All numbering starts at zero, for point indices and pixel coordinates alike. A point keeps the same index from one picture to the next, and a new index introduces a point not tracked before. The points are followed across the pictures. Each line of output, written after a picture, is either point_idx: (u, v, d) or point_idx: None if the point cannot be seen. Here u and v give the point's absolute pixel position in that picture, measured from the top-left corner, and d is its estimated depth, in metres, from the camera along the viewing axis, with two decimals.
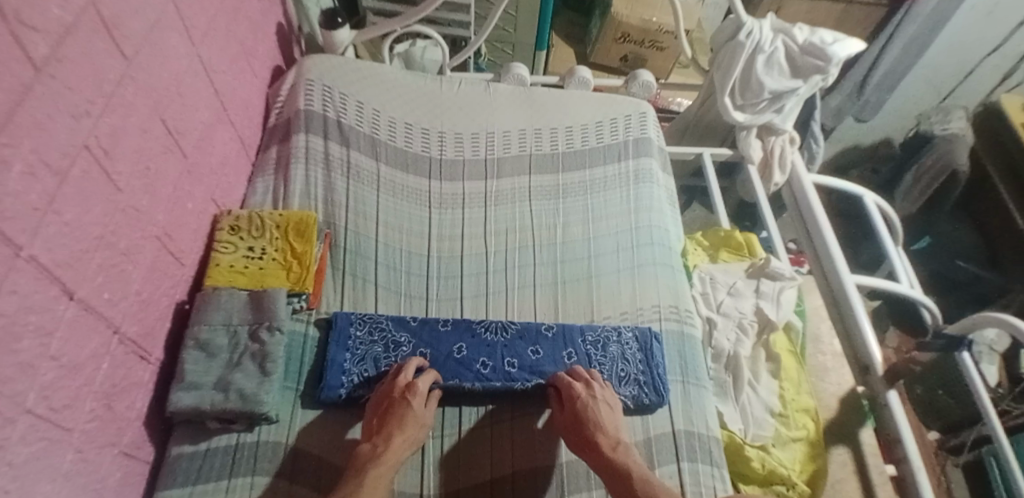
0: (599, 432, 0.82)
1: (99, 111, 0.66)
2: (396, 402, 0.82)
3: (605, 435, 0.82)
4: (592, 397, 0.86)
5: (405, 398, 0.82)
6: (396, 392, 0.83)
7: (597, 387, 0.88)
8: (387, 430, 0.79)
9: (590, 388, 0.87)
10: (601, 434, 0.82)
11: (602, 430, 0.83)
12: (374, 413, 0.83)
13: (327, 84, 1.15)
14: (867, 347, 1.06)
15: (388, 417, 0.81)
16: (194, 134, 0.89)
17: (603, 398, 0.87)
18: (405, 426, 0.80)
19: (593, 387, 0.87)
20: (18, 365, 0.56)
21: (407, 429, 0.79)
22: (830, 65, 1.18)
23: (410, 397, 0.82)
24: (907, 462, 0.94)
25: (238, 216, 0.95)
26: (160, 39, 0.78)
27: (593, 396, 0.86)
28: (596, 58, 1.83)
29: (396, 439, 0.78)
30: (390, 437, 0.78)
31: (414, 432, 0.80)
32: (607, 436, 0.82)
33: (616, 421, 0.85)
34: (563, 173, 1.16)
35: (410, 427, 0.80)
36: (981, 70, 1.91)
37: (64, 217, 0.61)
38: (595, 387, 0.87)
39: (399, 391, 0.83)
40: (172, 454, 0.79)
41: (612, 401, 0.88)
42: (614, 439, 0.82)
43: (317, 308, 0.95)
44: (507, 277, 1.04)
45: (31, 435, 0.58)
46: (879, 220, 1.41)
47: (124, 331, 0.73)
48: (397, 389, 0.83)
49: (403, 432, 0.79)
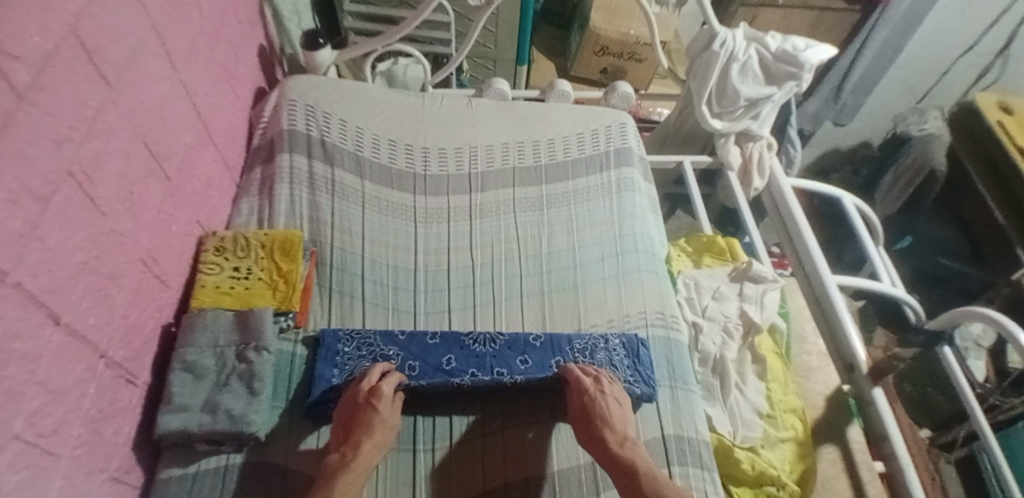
0: (605, 427, 0.84)
1: (81, 137, 0.67)
2: (362, 409, 0.82)
3: (612, 430, 0.84)
4: (601, 392, 0.87)
5: (370, 402, 0.82)
6: (361, 398, 0.83)
7: (605, 382, 0.89)
8: (354, 438, 0.80)
9: (598, 383, 0.89)
10: (607, 429, 0.84)
11: (609, 425, 0.84)
12: (341, 421, 0.83)
13: (310, 104, 1.16)
14: (851, 346, 1.08)
15: (356, 425, 0.81)
16: (177, 157, 0.90)
17: (613, 393, 0.88)
18: (372, 432, 0.80)
19: (601, 381, 0.89)
20: (6, 392, 0.56)
21: (375, 435, 0.80)
22: (802, 72, 1.20)
23: (375, 402, 0.82)
24: (896, 457, 0.95)
25: (223, 238, 0.95)
26: (141, 63, 0.79)
27: (600, 390, 0.88)
28: (576, 71, 1.86)
29: (366, 446, 0.79)
30: (359, 445, 0.79)
31: (381, 437, 0.81)
32: (614, 431, 0.84)
33: (624, 416, 0.87)
34: (547, 184, 1.18)
35: (377, 433, 0.80)
36: (955, 70, 1.96)
37: (48, 242, 0.61)
38: (603, 381, 0.89)
39: (363, 397, 0.83)
40: (161, 477, 0.79)
41: (620, 396, 0.89)
42: (621, 435, 0.84)
43: (304, 327, 0.95)
44: (494, 287, 1.05)
45: (19, 462, 0.58)
46: (859, 221, 1.43)
47: (110, 355, 0.73)
48: (361, 395, 0.84)
49: (371, 438, 0.80)
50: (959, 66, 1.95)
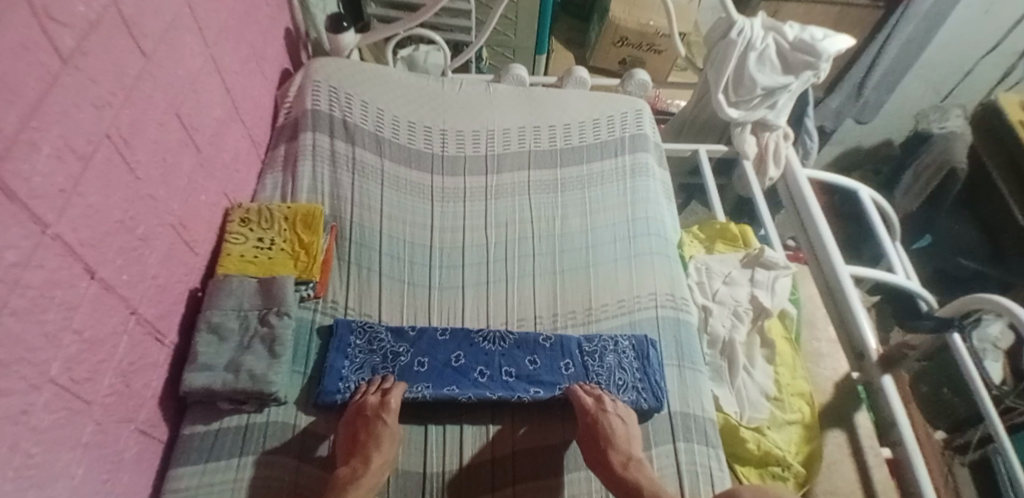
0: (610, 448, 0.83)
1: (119, 103, 0.71)
2: (371, 421, 0.82)
3: (616, 450, 0.84)
4: (604, 410, 0.87)
5: (379, 416, 0.83)
6: (370, 411, 0.83)
7: (607, 401, 0.89)
8: (364, 452, 0.80)
9: (600, 402, 0.88)
10: (612, 450, 0.83)
11: (613, 445, 0.84)
12: (348, 433, 0.83)
13: (333, 85, 1.19)
14: (862, 334, 1.08)
15: (364, 437, 0.81)
16: (207, 130, 0.94)
17: (616, 411, 0.88)
18: (381, 445, 0.81)
19: (604, 400, 0.89)
20: (45, 335, 0.60)
21: (383, 448, 0.81)
22: (820, 61, 1.21)
23: (385, 415, 0.83)
24: (903, 444, 0.95)
25: (248, 209, 0.99)
26: (176, 39, 0.83)
27: (602, 409, 0.87)
28: (595, 62, 1.87)
29: (376, 461, 0.79)
30: (369, 459, 0.79)
31: (389, 451, 0.81)
32: (619, 451, 0.83)
33: (630, 435, 0.87)
34: (561, 168, 1.20)
35: (385, 447, 0.81)
36: (980, 69, 1.94)
37: (88, 199, 0.65)
38: (605, 401, 0.89)
39: (372, 409, 0.84)
40: (185, 433, 0.83)
41: (624, 414, 0.89)
42: (626, 455, 0.84)
43: (324, 298, 0.98)
44: (507, 266, 1.07)
45: (55, 403, 0.62)
46: (875, 215, 1.42)
47: (141, 312, 0.77)
48: (370, 407, 0.84)
49: (381, 452, 0.80)
50: (983, 65, 1.93)
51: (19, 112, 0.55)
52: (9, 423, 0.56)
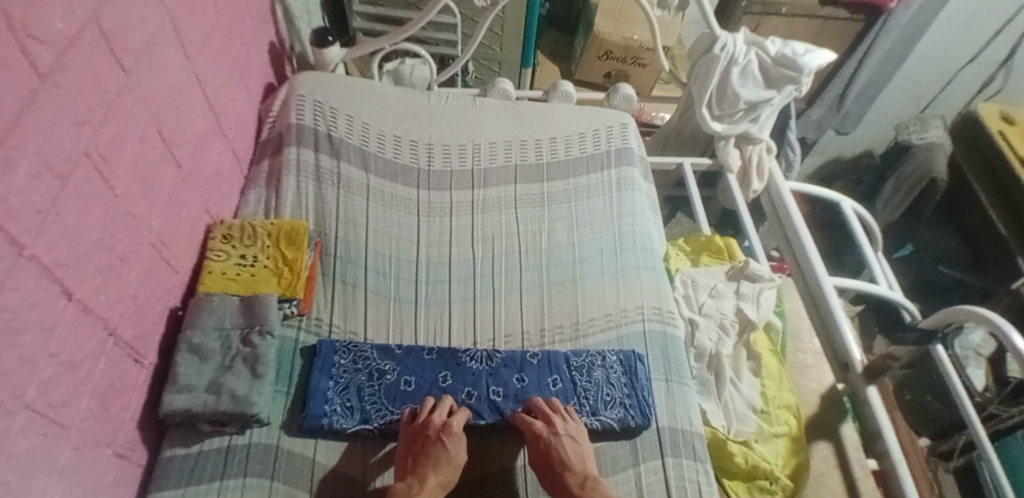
0: (565, 471, 0.83)
1: (99, 120, 0.69)
2: (430, 442, 0.82)
3: (572, 472, 0.83)
4: (556, 434, 0.85)
5: (440, 438, 0.82)
6: (431, 431, 0.83)
7: (558, 422, 0.87)
8: (421, 471, 0.81)
9: (551, 425, 0.86)
10: (568, 473, 0.83)
11: (568, 468, 0.84)
12: (408, 450, 0.84)
13: (318, 99, 1.18)
14: (846, 346, 1.09)
15: (422, 457, 0.82)
16: (189, 145, 0.92)
17: (567, 431, 0.87)
18: (438, 467, 0.82)
19: (554, 423, 0.86)
20: (20, 359, 0.58)
21: (441, 470, 0.81)
22: (802, 75, 1.22)
23: (445, 438, 0.83)
24: (889, 455, 0.96)
25: (230, 225, 0.97)
26: (156, 53, 0.82)
27: (555, 433, 0.85)
28: (580, 75, 1.88)
29: (431, 482, 0.80)
30: (425, 479, 0.80)
31: (447, 473, 0.82)
32: (575, 473, 0.83)
33: (582, 452, 0.86)
34: (548, 182, 1.20)
35: (443, 468, 0.82)
36: (959, 80, 1.98)
37: (65, 218, 0.64)
38: (556, 423, 0.87)
39: (434, 430, 0.83)
40: (165, 456, 0.81)
41: (575, 432, 0.87)
42: (582, 475, 0.83)
43: (308, 315, 0.97)
44: (494, 281, 1.07)
45: (30, 429, 0.60)
46: (858, 225, 1.44)
47: (119, 333, 0.75)
48: (431, 429, 0.84)
49: (437, 474, 0.81)
50: (962, 76, 1.96)
51: None
52: None
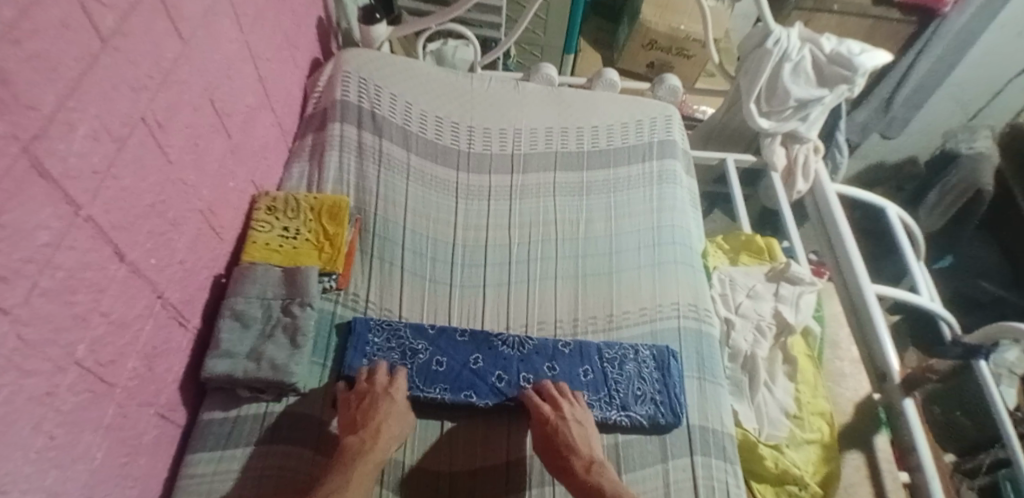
0: (571, 454, 0.82)
1: (156, 87, 0.70)
2: (379, 397, 0.83)
3: (578, 455, 0.82)
4: (562, 418, 0.85)
5: (387, 393, 0.84)
6: (378, 387, 0.85)
7: (565, 406, 0.87)
8: (372, 425, 0.80)
9: (558, 409, 0.86)
10: (573, 456, 0.82)
11: (575, 451, 0.82)
12: (349, 408, 0.83)
13: (363, 76, 1.18)
14: (884, 355, 1.06)
15: (370, 411, 0.81)
16: (239, 116, 0.93)
17: (573, 416, 0.86)
18: (389, 420, 0.81)
19: (561, 407, 0.87)
20: (73, 316, 0.60)
21: (391, 425, 0.81)
22: (857, 75, 1.18)
23: (393, 393, 0.84)
24: (921, 470, 0.94)
25: (274, 197, 0.98)
26: (213, 22, 0.83)
27: (562, 417, 0.85)
28: (624, 64, 1.85)
29: (385, 435, 0.79)
30: (378, 432, 0.79)
31: (396, 429, 0.81)
32: (581, 456, 0.82)
33: (588, 437, 0.85)
34: (588, 171, 1.18)
35: (393, 423, 0.81)
36: (1010, 90, 1.88)
37: (121, 182, 0.65)
38: (563, 407, 0.87)
39: (381, 387, 0.85)
40: (204, 419, 0.83)
41: (581, 418, 0.87)
42: (588, 459, 0.82)
43: (346, 290, 0.98)
44: (529, 268, 1.06)
45: (78, 386, 0.62)
46: (901, 233, 1.40)
47: (166, 297, 0.77)
48: (379, 385, 0.85)
49: (388, 427, 0.80)
50: (1014, 86, 1.87)
51: (58, 91, 0.55)
52: (34, 403, 0.55)
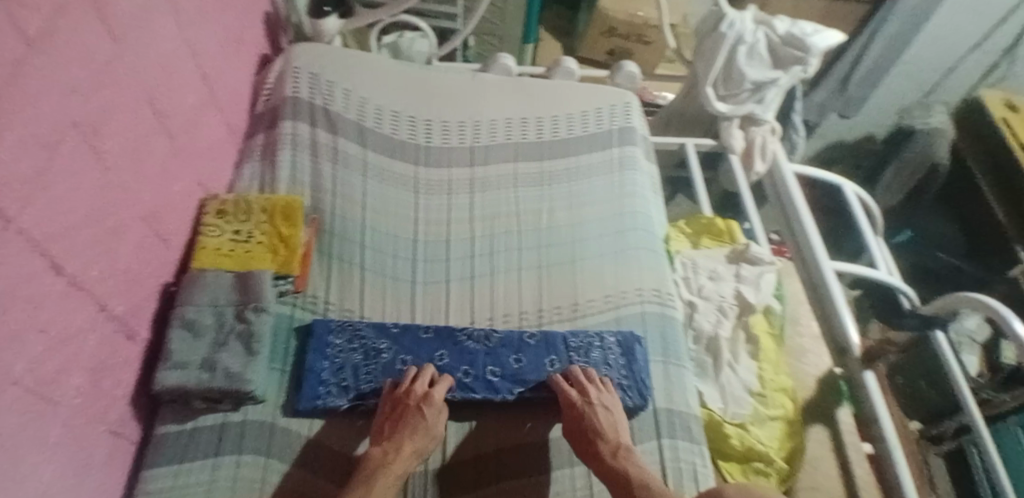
0: (598, 439, 0.83)
1: (88, 90, 0.67)
2: (412, 410, 0.82)
3: (605, 441, 0.83)
4: (590, 404, 0.85)
5: (420, 408, 0.82)
6: (412, 400, 0.83)
7: (592, 392, 0.87)
8: (398, 438, 0.80)
9: (585, 395, 0.87)
10: (600, 441, 0.83)
11: (602, 437, 0.83)
12: (385, 418, 0.84)
13: (314, 72, 1.16)
14: (844, 330, 1.09)
15: (399, 423, 0.82)
16: (182, 117, 0.90)
17: (601, 402, 0.87)
18: (415, 435, 0.81)
19: (589, 393, 0.87)
20: (12, 334, 0.57)
21: (418, 439, 0.81)
22: (809, 56, 1.20)
23: (425, 407, 0.83)
24: (884, 440, 0.96)
25: (223, 200, 0.95)
26: (147, 21, 0.79)
27: (589, 402, 0.86)
28: (583, 52, 1.85)
29: (408, 449, 0.79)
30: (400, 446, 0.79)
31: (422, 442, 0.81)
32: (608, 441, 0.83)
33: (615, 422, 0.86)
34: (549, 160, 1.18)
35: (419, 437, 0.81)
36: (963, 66, 1.86)
37: (55, 191, 0.62)
38: (590, 393, 0.87)
39: (415, 400, 0.83)
40: (159, 433, 0.81)
41: (610, 403, 0.87)
42: (615, 444, 0.83)
43: (303, 292, 0.96)
44: (492, 261, 1.06)
45: (19, 406, 0.59)
46: (859, 210, 1.42)
47: (110, 309, 0.74)
48: (413, 398, 0.84)
49: (413, 441, 0.80)
50: (968, 62, 1.84)
51: None
52: None
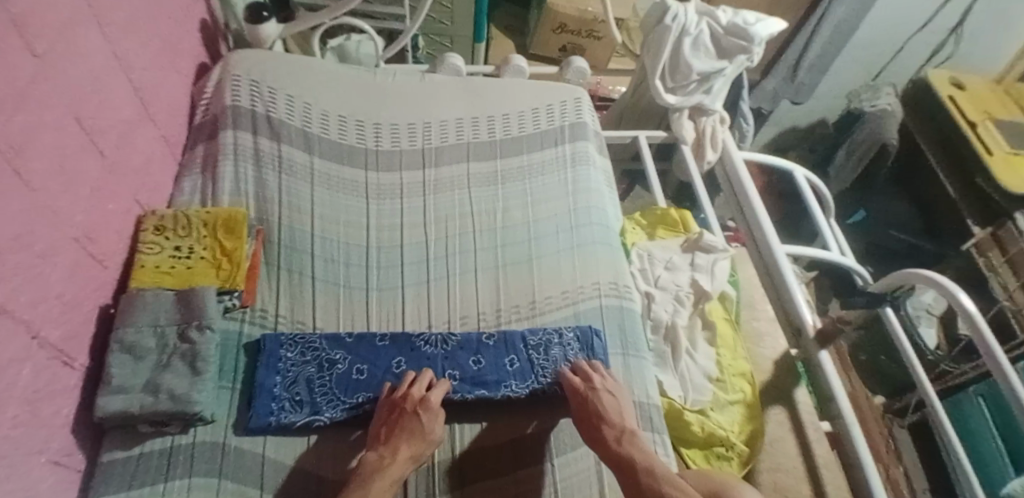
0: (603, 424, 0.84)
1: (9, 109, 0.64)
2: (409, 414, 0.82)
3: (609, 425, 0.84)
4: (594, 389, 0.88)
5: (416, 413, 0.82)
6: (408, 405, 0.83)
7: (597, 379, 0.89)
8: (394, 441, 0.80)
9: (589, 381, 0.89)
10: (605, 425, 0.84)
11: (606, 421, 0.85)
12: (382, 421, 0.83)
13: (254, 79, 1.13)
14: (798, 311, 1.11)
15: (397, 427, 0.81)
16: (114, 133, 0.87)
17: (605, 388, 0.88)
18: (412, 439, 0.80)
19: (593, 379, 0.89)
20: None
21: (416, 443, 0.80)
22: (753, 45, 1.23)
23: (422, 412, 0.82)
24: (841, 418, 0.99)
25: (162, 216, 0.92)
26: (71, 35, 0.76)
27: (593, 388, 0.88)
28: (535, 49, 1.85)
29: (405, 453, 0.79)
30: (398, 449, 0.79)
31: (418, 448, 0.80)
32: (612, 426, 0.84)
33: (620, 408, 0.87)
34: (502, 159, 1.17)
35: (416, 442, 0.80)
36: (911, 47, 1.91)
37: None
38: (594, 379, 0.89)
39: (412, 404, 0.83)
40: (104, 461, 0.77)
41: (614, 390, 0.89)
42: (619, 429, 0.84)
43: (251, 307, 0.94)
44: (447, 263, 1.05)
45: None
46: (809, 194, 1.45)
47: (44, 336, 0.70)
48: (409, 403, 0.83)
49: (410, 446, 0.80)
50: (914, 42, 1.90)
51: None
52: None
